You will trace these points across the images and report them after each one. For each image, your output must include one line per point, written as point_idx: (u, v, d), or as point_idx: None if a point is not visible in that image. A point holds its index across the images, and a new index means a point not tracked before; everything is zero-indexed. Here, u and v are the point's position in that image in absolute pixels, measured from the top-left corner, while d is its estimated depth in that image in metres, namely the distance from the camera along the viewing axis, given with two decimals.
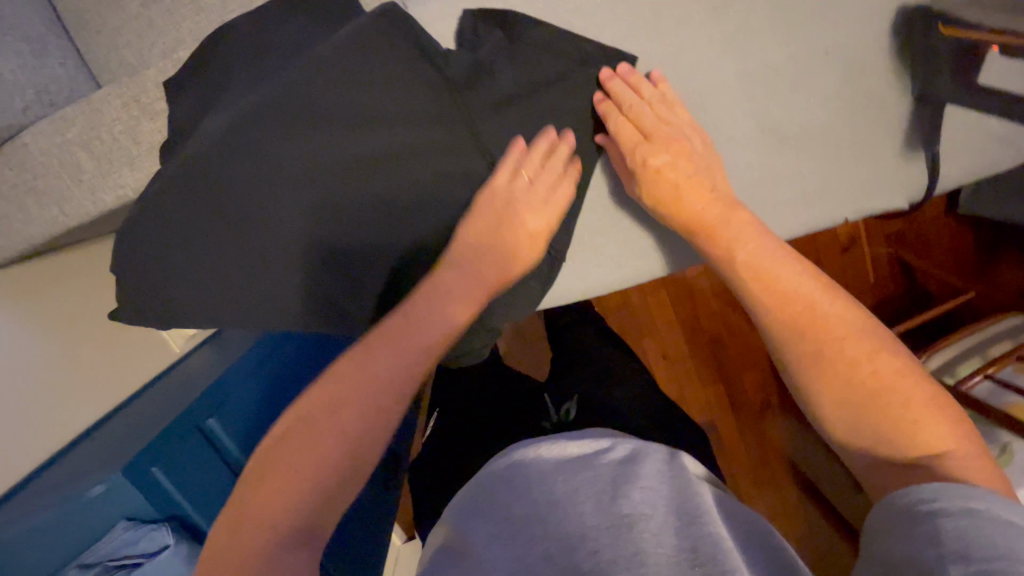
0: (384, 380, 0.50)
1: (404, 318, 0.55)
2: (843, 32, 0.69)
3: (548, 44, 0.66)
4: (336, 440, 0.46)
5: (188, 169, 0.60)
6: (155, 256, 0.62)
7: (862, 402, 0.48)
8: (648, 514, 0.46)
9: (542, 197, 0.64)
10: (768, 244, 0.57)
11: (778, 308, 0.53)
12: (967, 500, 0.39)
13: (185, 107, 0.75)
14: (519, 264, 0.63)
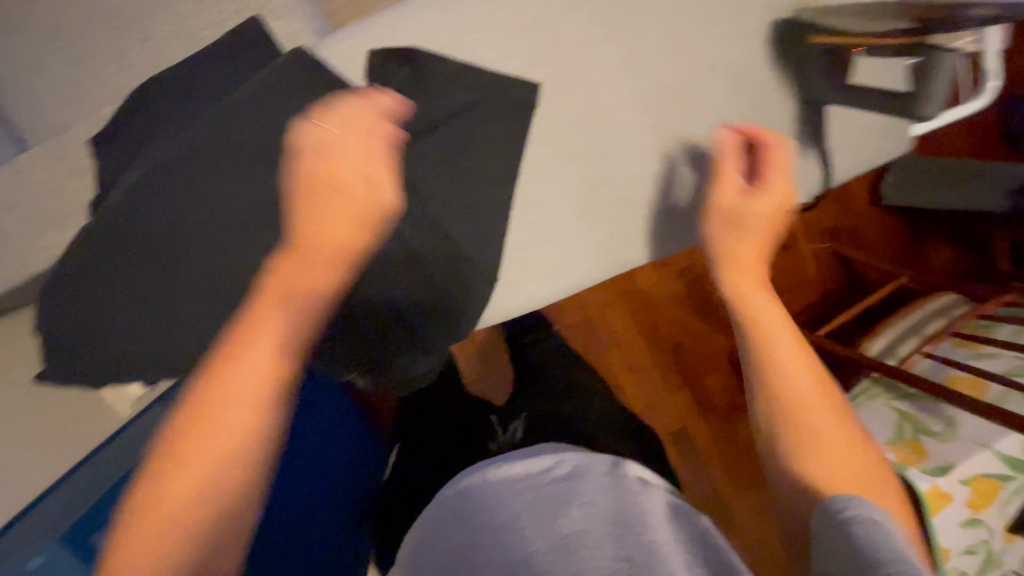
0: (223, 421, 0.40)
1: (237, 339, 0.43)
2: (731, 43, 0.71)
3: (453, 73, 0.67)
4: (166, 510, 0.37)
5: (107, 226, 0.62)
6: (84, 312, 0.63)
7: (797, 419, 0.51)
8: (587, 530, 0.46)
9: (357, 169, 0.53)
10: (751, 266, 0.61)
11: (752, 321, 0.56)
12: (864, 508, 0.43)
13: (112, 165, 0.76)
14: (357, 232, 0.51)
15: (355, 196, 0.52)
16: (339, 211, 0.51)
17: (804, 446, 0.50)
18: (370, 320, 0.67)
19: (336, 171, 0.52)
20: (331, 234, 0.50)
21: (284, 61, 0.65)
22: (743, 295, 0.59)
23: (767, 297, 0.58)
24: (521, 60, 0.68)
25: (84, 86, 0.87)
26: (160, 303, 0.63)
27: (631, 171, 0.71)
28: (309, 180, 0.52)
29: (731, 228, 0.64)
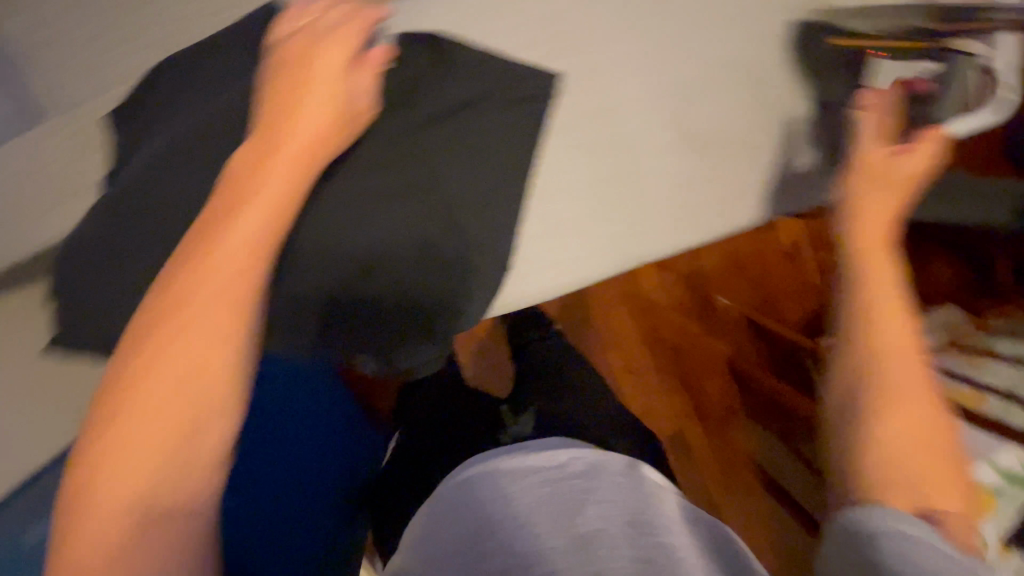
0: (202, 311, 0.45)
1: (213, 227, 0.49)
2: (752, 45, 0.73)
3: (474, 61, 0.67)
4: (142, 400, 0.42)
5: (123, 201, 0.62)
6: (94, 284, 0.63)
7: (891, 370, 0.50)
8: (603, 527, 0.46)
9: (318, 91, 0.57)
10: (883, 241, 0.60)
11: (873, 279, 0.56)
12: (896, 523, 0.42)
13: (127, 142, 0.76)
14: (322, 130, 0.56)
15: (312, 110, 0.56)
16: (299, 128, 0.55)
17: (891, 395, 0.49)
18: (376, 306, 0.65)
19: (294, 89, 0.56)
20: (288, 143, 0.54)
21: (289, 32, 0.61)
22: (875, 261, 0.57)
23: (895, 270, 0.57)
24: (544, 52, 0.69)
25: (101, 63, 0.88)
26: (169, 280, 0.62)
27: (647, 167, 0.72)
28: (276, 102, 0.57)
29: (884, 192, 0.63)
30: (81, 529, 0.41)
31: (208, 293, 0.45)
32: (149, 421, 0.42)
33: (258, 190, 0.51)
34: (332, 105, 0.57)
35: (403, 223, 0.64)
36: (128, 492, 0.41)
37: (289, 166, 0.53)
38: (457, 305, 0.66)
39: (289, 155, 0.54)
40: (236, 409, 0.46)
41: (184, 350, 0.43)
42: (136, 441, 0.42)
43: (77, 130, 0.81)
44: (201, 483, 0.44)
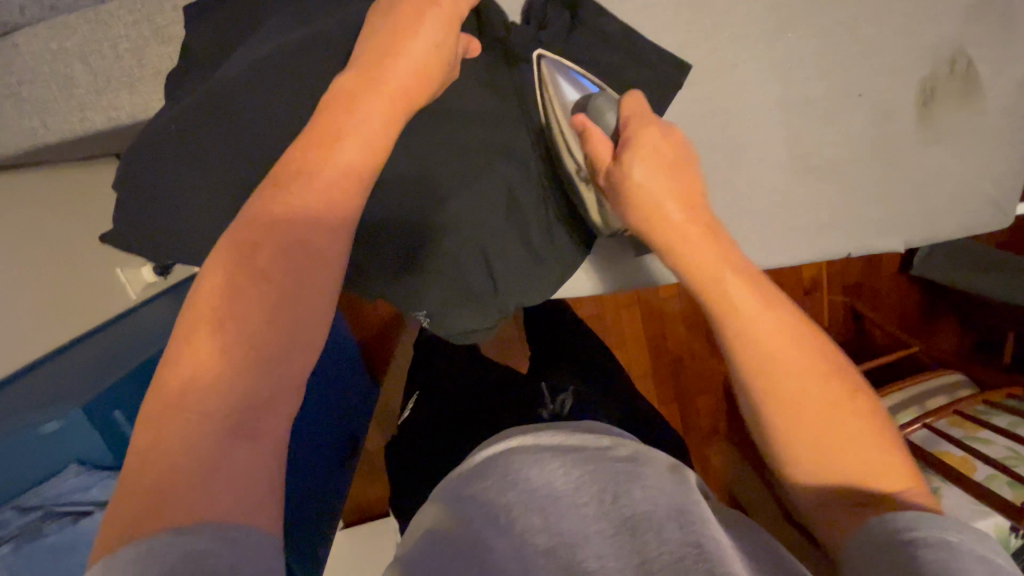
0: (302, 227, 0.41)
1: (309, 145, 0.44)
2: (896, 75, 0.64)
3: (604, 36, 0.63)
4: (247, 311, 0.38)
5: (205, 99, 0.58)
6: (155, 179, 0.59)
7: (750, 329, 0.46)
8: (653, 512, 0.40)
9: (424, 35, 0.51)
10: (660, 164, 0.54)
11: (658, 233, 0.53)
12: (943, 530, 0.35)
13: (202, 38, 0.69)
14: (425, 77, 0.51)
15: (414, 51, 0.51)
16: (402, 64, 0.49)
17: (769, 359, 0.45)
18: (448, 260, 0.61)
19: (400, 26, 0.51)
20: (392, 78, 0.49)
21: None
22: (661, 209, 0.53)
23: (676, 206, 0.53)
24: (682, 39, 0.64)
25: None
26: (233, 192, 0.58)
27: (746, 174, 0.66)
28: (378, 32, 0.52)
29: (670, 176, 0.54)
30: (155, 439, 0.34)
31: (316, 213, 0.42)
32: (241, 332, 0.37)
33: (359, 109, 0.46)
34: (433, 54, 0.52)
35: (498, 180, 0.62)
36: (221, 392, 0.36)
37: (390, 101, 0.48)
38: (535, 278, 0.66)
39: (390, 90, 0.48)
40: (322, 338, 0.42)
41: (289, 269, 0.40)
42: (233, 343, 0.37)
43: (148, 15, 0.75)
44: (282, 415, 0.38)
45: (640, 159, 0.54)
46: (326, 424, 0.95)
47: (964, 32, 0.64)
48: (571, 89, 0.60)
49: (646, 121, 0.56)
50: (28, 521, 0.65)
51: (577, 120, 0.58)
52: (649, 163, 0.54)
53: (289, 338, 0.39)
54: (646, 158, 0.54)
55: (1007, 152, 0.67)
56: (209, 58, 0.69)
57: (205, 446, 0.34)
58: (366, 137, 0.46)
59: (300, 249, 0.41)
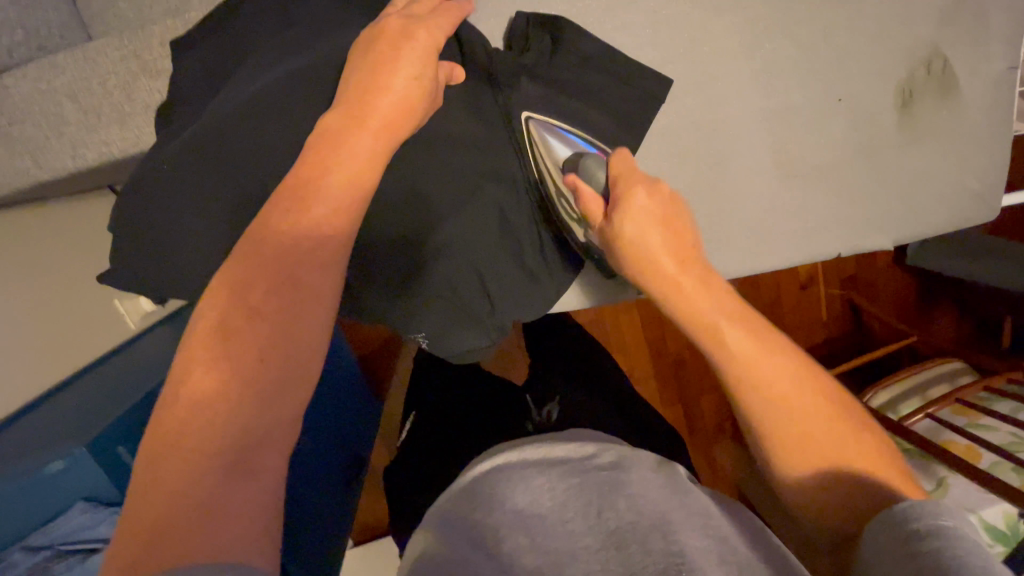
0: (292, 264, 0.42)
1: (299, 185, 0.45)
2: (874, 79, 0.66)
3: (587, 53, 0.64)
4: (238, 350, 0.39)
5: (195, 135, 0.59)
6: (148, 216, 0.59)
7: (724, 338, 0.48)
8: (636, 518, 0.42)
9: (405, 70, 0.52)
10: (649, 221, 0.55)
11: (647, 276, 0.55)
12: (938, 516, 0.36)
13: (191, 74, 0.71)
14: (409, 111, 0.52)
15: (398, 88, 0.52)
16: (383, 102, 0.51)
17: (752, 387, 0.46)
18: (440, 281, 0.62)
19: (382, 63, 0.52)
20: (374, 116, 0.50)
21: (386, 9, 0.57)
22: (653, 261, 0.54)
23: (668, 257, 0.54)
24: (662, 54, 0.65)
25: None
26: (226, 225, 0.59)
27: (734, 180, 0.67)
28: (361, 65, 0.53)
29: (660, 229, 0.55)
30: (154, 475, 0.35)
31: (309, 251, 0.43)
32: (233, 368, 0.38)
33: (348, 148, 0.48)
34: (416, 87, 0.52)
35: (487, 201, 0.62)
36: (218, 430, 0.36)
37: (371, 139, 0.49)
38: (529, 294, 0.66)
39: (372, 129, 0.49)
40: (316, 374, 0.42)
41: (279, 306, 0.40)
42: (228, 383, 0.38)
43: (136, 50, 0.76)
44: (278, 451, 0.39)
45: (629, 219, 0.55)
46: (330, 445, 0.94)
47: (938, 34, 0.65)
48: (562, 148, 0.61)
49: (634, 180, 0.56)
50: (37, 560, 0.65)
51: (568, 178, 0.59)
52: (642, 224, 0.55)
53: (281, 370, 0.39)
54: (635, 216, 0.55)
55: (985, 149, 0.68)
56: (199, 93, 0.70)
57: (203, 482, 0.35)
58: (355, 176, 0.47)
59: (293, 289, 0.41)
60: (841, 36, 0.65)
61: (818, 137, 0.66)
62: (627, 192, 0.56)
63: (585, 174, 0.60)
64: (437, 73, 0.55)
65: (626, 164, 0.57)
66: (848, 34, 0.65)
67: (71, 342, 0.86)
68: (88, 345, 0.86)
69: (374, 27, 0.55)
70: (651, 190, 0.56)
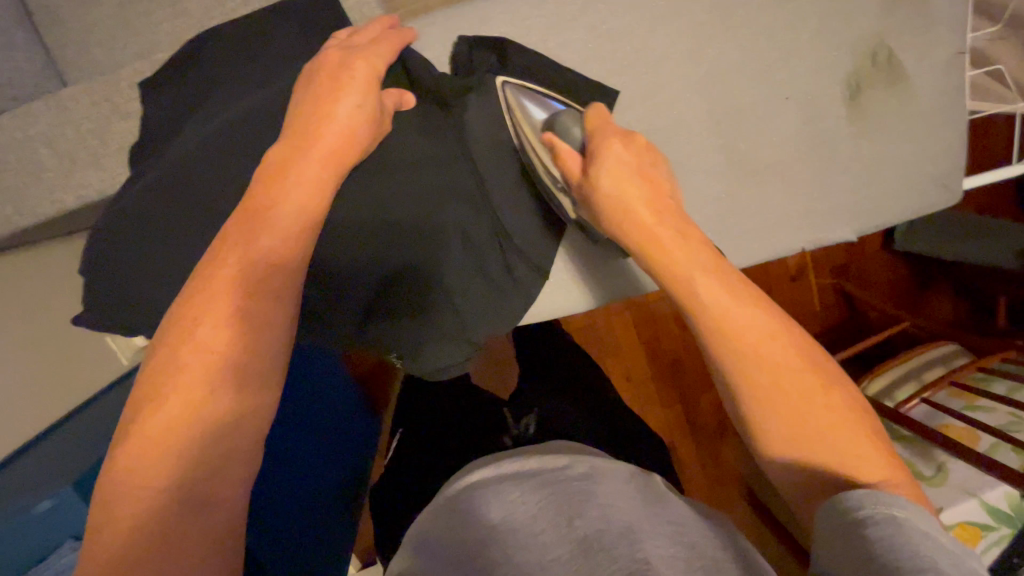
0: (242, 294, 0.43)
1: (249, 217, 0.47)
2: (818, 73, 0.67)
3: (535, 68, 0.66)
4: (186, 383, 0.39)
5: (159, 174, 0.60)
6: (116, 254, 0.61)
7: (723, 317, 0.48)
8: (606, 529, 0.43)
9: (348, 100, 0.54)
10: (625, 170, 0.57)
11: (626, 229, 0.56)
12: (890, 506, 0.36)
13: (159, 115, 0.73)
14: (356, 140, 0.54)
15: (342, 117, 0.53)
16: (328, 132, 0.52)
17: (747, 384, 0.46)
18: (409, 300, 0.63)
19: (327, 95, 0.54)
20: (320, 145, 0.51)
21: (333, 40, 0.59)
22: (629, 210, 0.56)
23: (646, 208, 0.56)
24: (609, 64, 0.67)
25: (132, 27, 0.85)
26: (193, 259, 0.60)
27: (692, 181, 0.68)
28: (309, 96, 0.54)
29: (635, 180, 0.57)
30: (112, 513, 0.36)
31: (261, 281, 0.44)
32: (188, 403, 0.39)
33: (298, 178, 0.49)
34: (360, 116, 0.54)
35: (447, 218, 0.64)
36: (169, 465, 0.37)
37: (318, 168, 0.50)
38: (497, 307, 0.67)
39: (319, 158, 0.51)
40: (272, 404, 0.43)
41: (230, 337, 0.41)
42: (179, 416, 0.38)
43: (107, 94, 0.78)
44: (234, 482, 0.39)
45: (605, 169, 0.57)
46: (322, 469, 0.95)
47: (881, 25, 0.67)
48: (539, 111, 0.63)
49: (608, 134, 0.59)
50: None
51: (546, 137, 0.61)
52: (616, 174, 0.57)
53: (234, 403, 0.40)
54: (611, 165, 0.57)
55: (937, 133, 0.69)
56: (167, 133, 0.72)
57: (157, 517, 0.36)
58: (305, 207, 0.48)
59: (247, 319, 0.42)
60: (783, 33, 0.67)
61: (771, 132, 0.67)
62: (605, 146, 0.58)
63: (561, 132, 0.62)
64: (382, 100, 0.57)
65: (601, 122, 0.60)
66: (789, 31, 0.67)
67: (60, 381, 0.87)
68: (75, 382, 0.88)
69: (321, 59, 0.57)
70: (625, 146, 0.58)
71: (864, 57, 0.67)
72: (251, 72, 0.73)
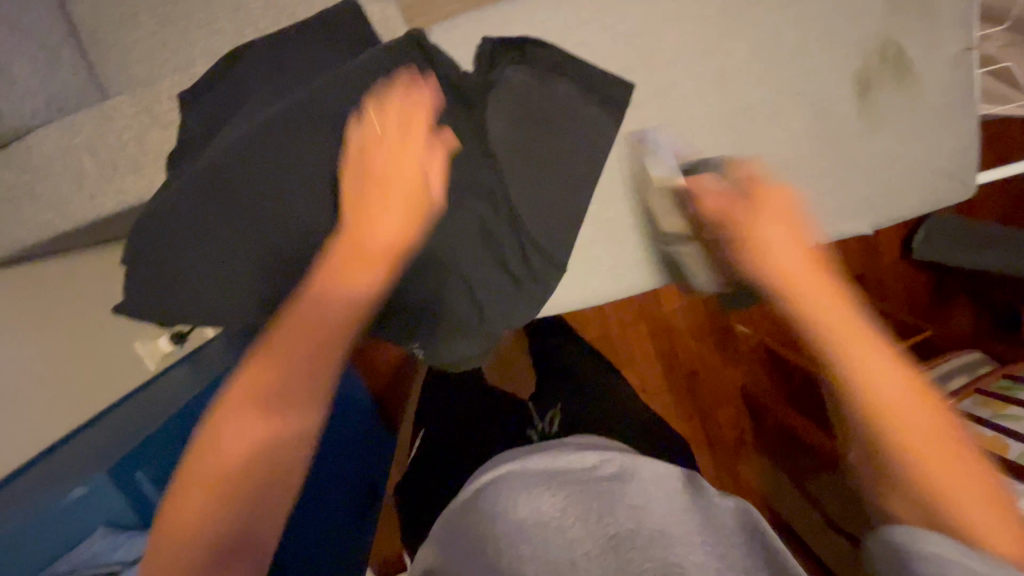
0: (309, 326, 0.49)
1: (334, 265, 0.53)
2: (829, 73, 0.69)
3: (553, 67, 0.69)
4: (258, 386, 0.46)
5: (200, 174, 0.63)
6: (158, 252, 0.63)
7: (857, 356, 0.51)
8: (634, 529, 0.46)
9: (414, 141, 0.59)
10: (777, 219, 0.58)
11: (762, 268, 0.57)
12: (934, 545, 0.42)
13: (195, 122, 0.77)
14: (421, 185, 0.58)
15: (409, 148, 0.59)
16: (394, 177, 0.57)
17: (886, 426, 0.49)
18: (432, 293, 0.66)
19: (401, 131, 0.59)
20: (391, 188, 0.57)
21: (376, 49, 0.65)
22: (770, 252, 0.57)
23: (799, 249, 0.57)
24: (624, 65, 0.71)
25: (170, 43, 0.90)
26: (227, 254, 0.63)
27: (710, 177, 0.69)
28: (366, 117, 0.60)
29: (786, 223, 0.58)
30: (189, 487, 0.44)
31: (331, 317, 0.50)
32: (249, 402, 0.45)
33: (368, 227, 0.55)
34: (418, 154, 0.59)
35: (470, 215, 0.67)
36: (232, 453, 0.44)
37: (386, 212, 0.56)
38: (519, 304, 0.70)
39: (386, 204, 0.56)
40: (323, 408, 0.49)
41: (293, 354, 0.47)
42: (245, 414, 0.45)
43: (149, 105, 0.83)
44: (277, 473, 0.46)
45: (769, 219, 0.58)
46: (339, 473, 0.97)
47: (890, 25, 0.69)
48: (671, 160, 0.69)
49: (761, 184, 0.61)
50: None
51: (682, 180, 0.65)
52: (773, 219, 0.58)
53: (288, 408, 0.46)
54: (766, 217, 0.58)
55: (948, 130, 0.70)
56: (206, 139, 0.76)
57: (224, 494, 0.44)
58: (372, 257, 0.54)
59: (313, 346, 0.48)
60: (795, 37, 0.69)
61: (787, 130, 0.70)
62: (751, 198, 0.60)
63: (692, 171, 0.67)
64: (422, 126, 0.60)
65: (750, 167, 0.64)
66: (797, 35, 0.69)
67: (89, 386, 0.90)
68: (105, 386, 0.92)
69: None
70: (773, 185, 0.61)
71: (872, 53, 0.70)
72: (285, 80, 0.77)
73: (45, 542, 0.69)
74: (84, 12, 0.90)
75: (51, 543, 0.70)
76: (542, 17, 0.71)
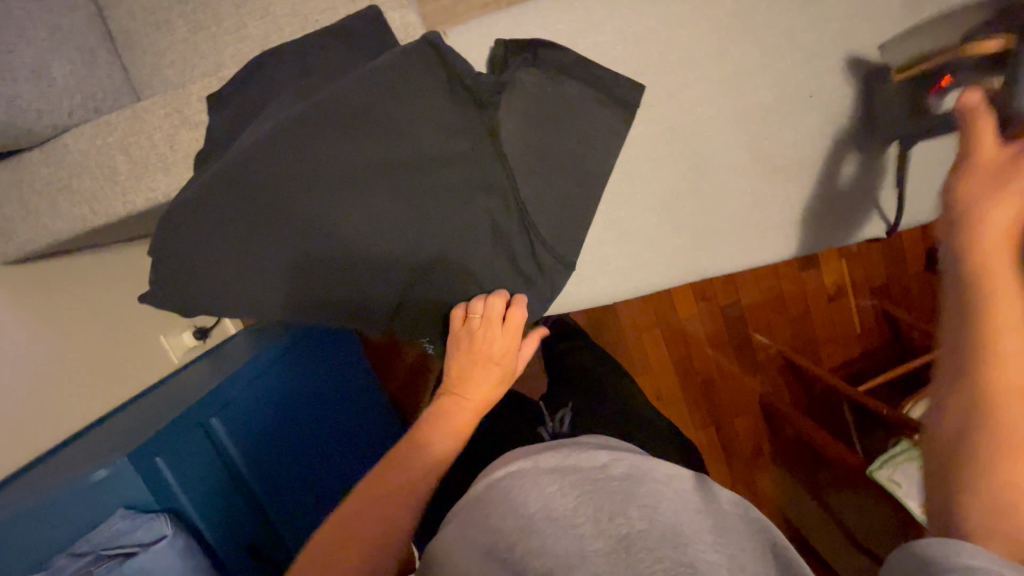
0: (435, 457, 0.60)
1: (459, 396, 0.64)
2: (832, 76, 0.74)
3: (565, 67, 0.71)
4: (396, 481, 0.56)
5: (225, 172, 0.62)
6: (180, 244, 0.63)
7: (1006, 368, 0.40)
8: (645, 529, 0.45)
9: (510, 324, 0.68)
10: (1000, 181, 0.46)
11: (984, 226, 0.44)
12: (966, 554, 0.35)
13: (223, 124, 0.80)
14: (516, 341, 0.68)
15: (507, 334, 0.67)
16: (494, 346, 0.66)
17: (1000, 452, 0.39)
18: (443, 279, 0.71)
19: (496, 314, 0.67)
20: (486, 348, 0.66)
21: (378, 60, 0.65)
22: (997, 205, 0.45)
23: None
24: (636, 67, 0.73)
25: (200, 49, 0.94)
26: (247, 248, 0.64)
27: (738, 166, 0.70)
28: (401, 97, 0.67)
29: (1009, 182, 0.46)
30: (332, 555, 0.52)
31: (449, 446, 0.61)
32: (384, 498, 0.55)
33: (479, 379, 0.65)
34: (513, 331, 0.67)
35: (480, 211, 0.71)
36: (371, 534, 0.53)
37: (492, 374, 0.65)
38: (528, 296, 0.73)
39: (492, 367, 0.66)
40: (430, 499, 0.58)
41: (425, 469, 0.58)
42: (383, 504, 0.55)
43: (178, 107, 0.83)
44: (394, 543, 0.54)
45: (972, 178, 0.48)
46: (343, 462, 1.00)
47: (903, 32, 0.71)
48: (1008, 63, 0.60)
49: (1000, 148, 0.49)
50: (80, 565, 0.65)
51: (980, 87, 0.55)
52: (986, 183, 0.47)
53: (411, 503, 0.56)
54: (986, 185, 0.47)
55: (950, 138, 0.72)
56: (232, 139, 0.79)
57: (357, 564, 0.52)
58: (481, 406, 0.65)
59: (437, 466, 0.59)
60: (795, 53, 0.73)
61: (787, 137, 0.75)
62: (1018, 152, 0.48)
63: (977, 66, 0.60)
64: (502, 321, 0.67)
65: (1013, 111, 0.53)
66: (796, 52, 0.73)
67: (106, 376, 0.95)
68: (122, 376, 0.98)
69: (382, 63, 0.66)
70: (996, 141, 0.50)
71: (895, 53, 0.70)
72: (308, 83, 0.80)
73: (60, 527, 0.68)
74: (121, 19, 0.95)
75: (64, 532, 0.69)
76: (558, 19, 0.72)
